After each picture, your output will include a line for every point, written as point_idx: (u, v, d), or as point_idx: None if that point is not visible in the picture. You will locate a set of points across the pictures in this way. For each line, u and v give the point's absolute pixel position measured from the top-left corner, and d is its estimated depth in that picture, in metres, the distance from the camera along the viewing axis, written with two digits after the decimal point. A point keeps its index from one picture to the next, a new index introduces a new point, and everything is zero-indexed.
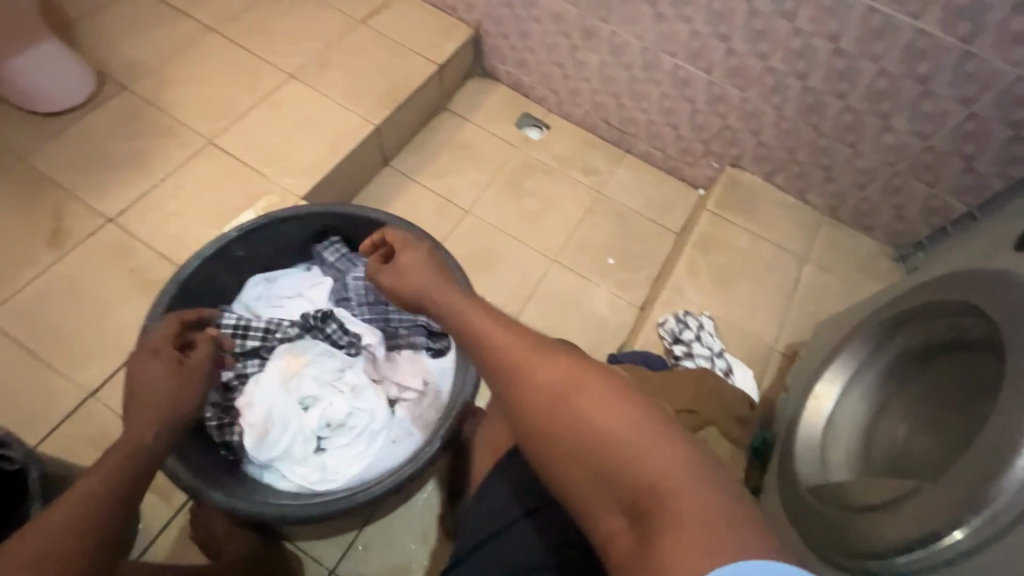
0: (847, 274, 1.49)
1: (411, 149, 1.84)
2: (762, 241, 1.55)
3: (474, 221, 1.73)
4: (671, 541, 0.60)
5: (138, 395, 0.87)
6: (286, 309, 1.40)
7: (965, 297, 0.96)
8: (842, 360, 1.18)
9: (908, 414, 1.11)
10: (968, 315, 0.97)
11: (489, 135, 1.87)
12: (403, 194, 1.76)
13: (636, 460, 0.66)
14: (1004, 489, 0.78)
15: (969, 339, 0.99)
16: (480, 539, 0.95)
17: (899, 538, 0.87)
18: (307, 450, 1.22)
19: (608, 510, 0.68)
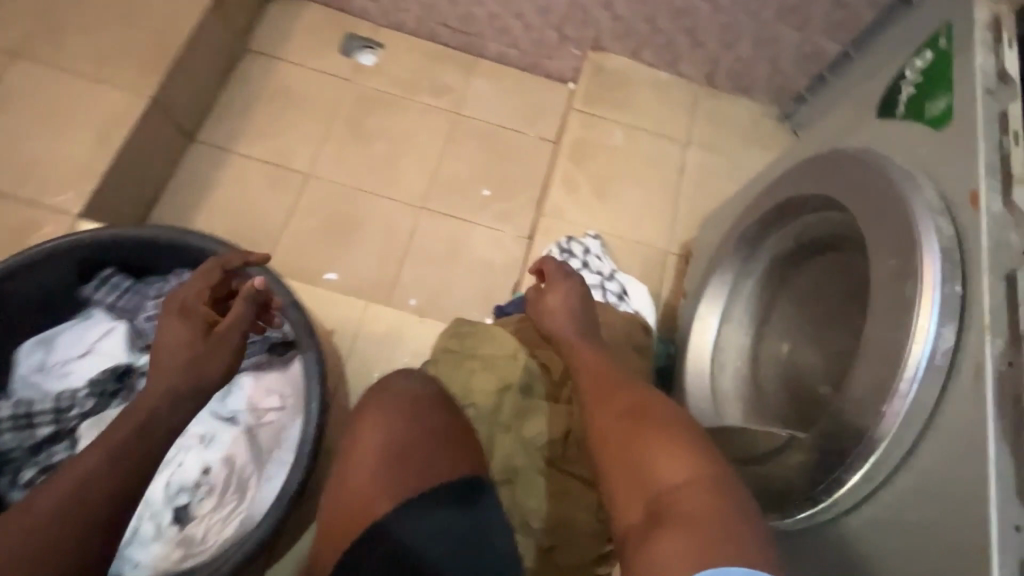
0: (735, 145, 1.39)
1: (217, 112, 1.45)
2: (639, 132, 1.38)
3: (323, 185, 1.42)
4: (672, 544, 0.53)
5: (165, 353, 0.79)
6: (76, 377, 0.92)
7: (822, 190, 0.71)
8: (717, 276, 0.86)
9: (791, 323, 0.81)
10: (833, 212, 0.71)
11: (312, 73, 1.51)
12: (222, 172, 1.40)
13: (660, 466, 0.61)
14: (902, 401, 0.58)
15: (844, 232, 0.71)
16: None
17: (800, 481, 0.67)
18: (158, 525, 0.88)
19: (630, 504, 0.61)
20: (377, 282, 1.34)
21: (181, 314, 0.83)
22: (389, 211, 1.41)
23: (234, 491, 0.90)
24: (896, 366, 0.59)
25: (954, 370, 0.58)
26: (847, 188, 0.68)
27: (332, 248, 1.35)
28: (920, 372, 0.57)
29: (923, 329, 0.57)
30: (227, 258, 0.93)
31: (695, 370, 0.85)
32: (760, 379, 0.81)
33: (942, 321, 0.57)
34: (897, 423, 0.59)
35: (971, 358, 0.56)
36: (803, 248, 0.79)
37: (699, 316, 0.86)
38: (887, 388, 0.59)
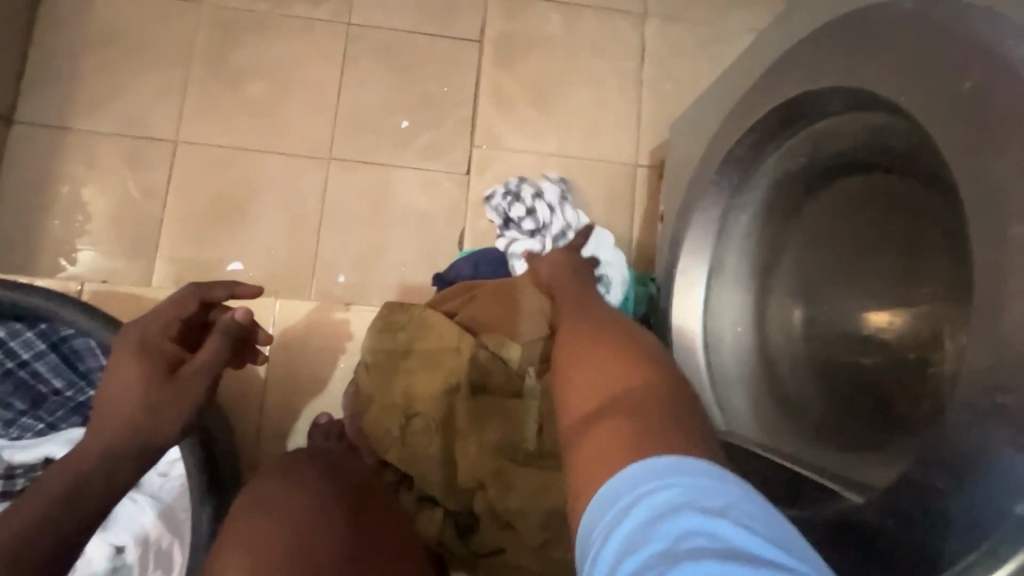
0: (701, 9, 1.09)
1: (36, 77, 1.11)
2: (580, 13, 1.10)
3: (199, 151, 1.12)
4: (608, 436, 0.41)
5: (111, 401, 0.59)
6: None
7: (854, 84, 0.47)
8: (699, 226, 0.64)
9: (809, 280, 0.58)
10: (884, 114, 0.47)
11: (146, 0, 1.15)
12: (64, 156, 1.10)
13: (609, 367, 0.47)
14: None
15: (906, 146, 0.47)
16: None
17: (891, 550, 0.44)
18: None
19: (573, 401, 0.47)
20: (293, 262, 1.09)
21: (136, 355, 0.62)
22: (290, 169, 1.13)
23: (157, 569, 0.73)
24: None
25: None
26: (912, 88, 0.43)
27: (229, 228, 1.10)
28: None
29: None
30: (208, 286, 0.71)
31: (685, 354, 0.64)
32: (771, 354, 0.61)
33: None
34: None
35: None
36: (823, 168, 0.56)
37: (684, 271, 0.65)
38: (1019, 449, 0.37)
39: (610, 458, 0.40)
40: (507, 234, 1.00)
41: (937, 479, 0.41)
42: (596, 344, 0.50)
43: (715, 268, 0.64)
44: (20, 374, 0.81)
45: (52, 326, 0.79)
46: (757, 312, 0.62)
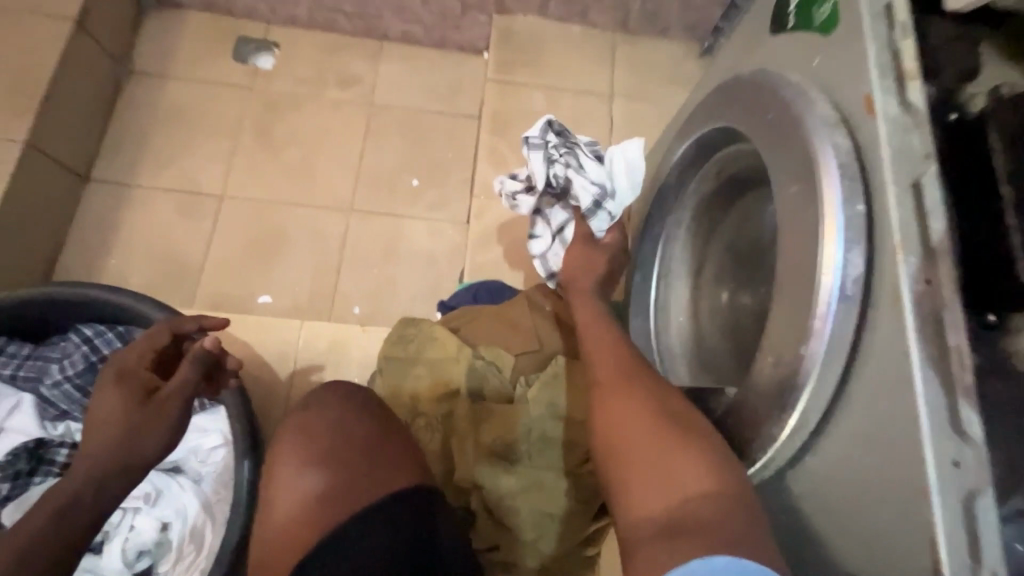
0: (658, 91, 1.34)
1: (110, 146, 1.34)
2: (561, 95, 1.32)
3: (239, 204, 1.33)
4: (688, 539, 0.48)
5: (92, 425, 0.70)
6: None
7: (722, 124, 0.67)
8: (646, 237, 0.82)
9: (727, 271, 0.74)
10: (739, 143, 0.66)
11: (208, 86, 1.41)
12: (127, 209, 1.30)
13: (676, 465, 0.53)
14: (829, 324, 0.50)
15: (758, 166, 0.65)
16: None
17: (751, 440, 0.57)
18: None
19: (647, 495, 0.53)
20: (313, 295, 1.26)
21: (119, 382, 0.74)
22: (314, 219, 1.33)
23: (192, 545, 0.83)
24: (803, 310, 0.52)
25: (870, 298, 0.49)
26: (750, 118, 0.62)
27: (260, 267, 1.28)
28: (832, 298, 0.49)
29: (832, 247, 0.50)
30: (179, 321, 0.85)
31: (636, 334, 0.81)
32: (704, 331, 0.76)
33: (848, 244, 0.49)
34: (814, 368, 0.51)
35: (885, 276, 0.48)
36: (727, 186, 0.73)
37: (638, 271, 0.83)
38: (801, 328, 0.52)
39: (681, 548, 0.47)
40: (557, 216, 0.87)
41: (771, 368, 0.55)
42: (659, 434, 0.56)
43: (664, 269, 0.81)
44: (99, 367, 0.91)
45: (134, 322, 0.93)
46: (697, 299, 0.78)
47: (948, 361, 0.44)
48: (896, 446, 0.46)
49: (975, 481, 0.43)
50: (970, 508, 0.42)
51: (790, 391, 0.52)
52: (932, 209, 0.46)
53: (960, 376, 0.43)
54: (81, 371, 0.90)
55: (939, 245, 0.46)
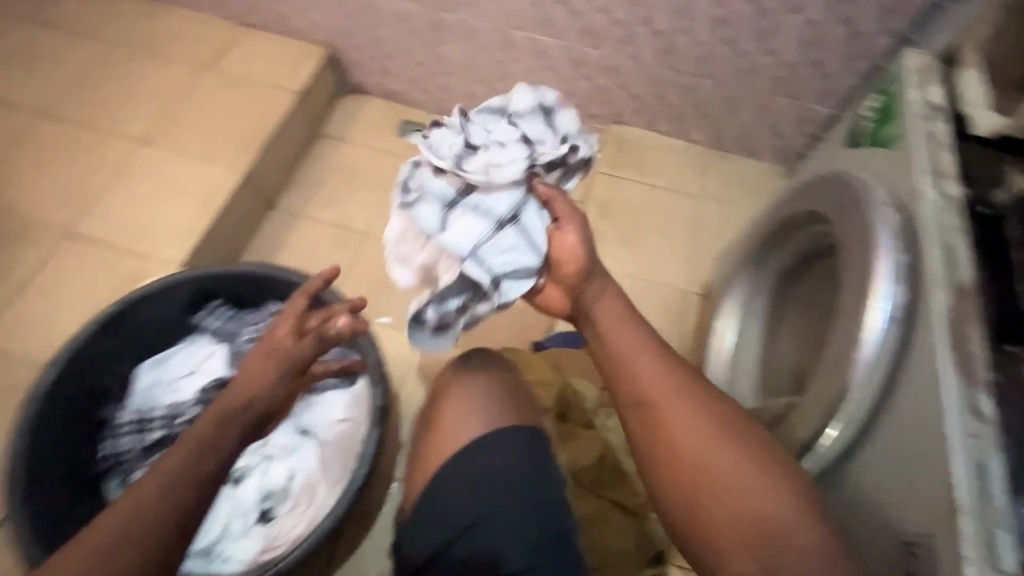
0: (744, 200, 1.54)
1: (293, 186, 1.70)
2: (658, 191, 1.55)
3: (380, 242, 1.62)
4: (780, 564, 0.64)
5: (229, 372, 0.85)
6: (185, 392, 1.08)
7: (804, 209, 0.81)
8: (731, 294, 0.95)
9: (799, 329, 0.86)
10: (810, 225, 0.82)
11: (373, 152, 1.77)
12: (295, 233, 1.63)
13: (767, 507, 0.68)
14: (864, 354, 0.70)
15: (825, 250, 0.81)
16: (427, 558, 0.71)
17: (806, 438, 0.75)
18: (248, 523, 0.99)
19: (724, 525, 0.68)
20: None
21: (267, 356, 0.86)
22: None
23: (308, 495, 1.00)
24: (852, 343, 0.71)
25: (912, 321, 0.68)
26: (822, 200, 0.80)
27: (385, 293, 1.53)
28: (879, 327, 0.69)
29: (878, 308, 0.69)
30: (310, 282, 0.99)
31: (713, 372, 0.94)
32: (769, 378, 0.89)
33: (892, 285, 0.68)
34: (859, 374, 0.70)
35: (926, 305, 0.66)
36: (799, 261, 0.87)
37: (718, 322, 0.95)
38: (852, 344, 0.71)
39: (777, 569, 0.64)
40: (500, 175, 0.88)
41: (831, 374, 0.74)
42: (739, 469, 0.70)
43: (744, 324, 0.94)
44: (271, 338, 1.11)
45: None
46: (768, 352, 0.90)
47: (970, 364, 0.62)
48: (928, 432, 0.64)
49: (988, 449, 0.60)
50: (980, 467, 0.59)
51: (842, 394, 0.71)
52: (960, 261, 0.66)
53: (978, 374, 0.62)
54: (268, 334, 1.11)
55: (967, 283, 0.65)
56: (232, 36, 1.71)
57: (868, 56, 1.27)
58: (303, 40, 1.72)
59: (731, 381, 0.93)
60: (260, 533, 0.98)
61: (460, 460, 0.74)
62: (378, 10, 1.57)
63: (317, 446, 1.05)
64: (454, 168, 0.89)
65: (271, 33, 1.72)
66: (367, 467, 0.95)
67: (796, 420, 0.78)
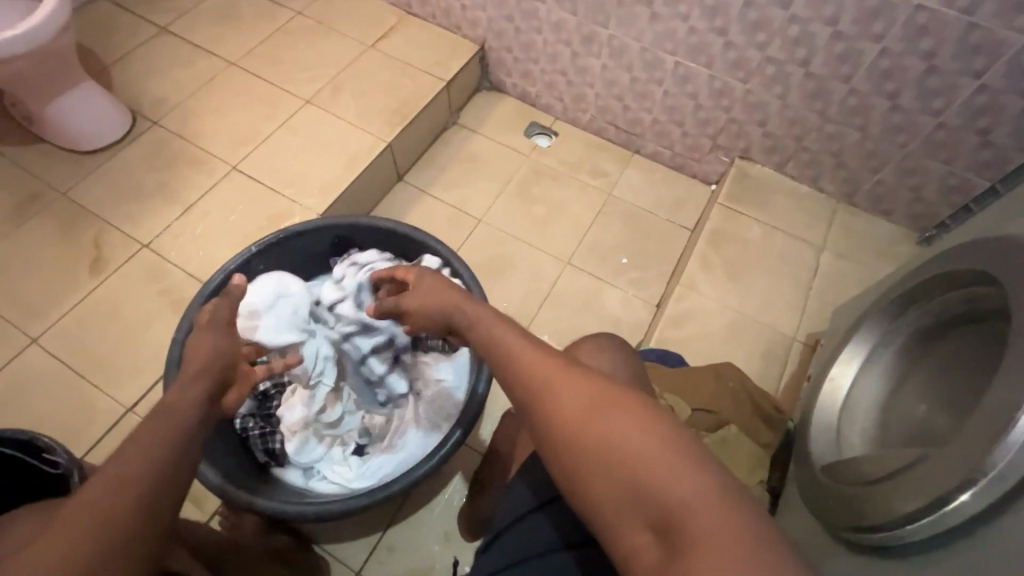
0: (868, 258, 1.48)
1: (422, 164, 1.84)
2: (775, 232, 1.53)
3: (489, 231, 1.71)
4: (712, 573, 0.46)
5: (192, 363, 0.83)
6: None
7: (965, 264, 0.75)
8: (858, 336, 0.90)
9: (930, 387, 0.81)
10: (973, 286, 0.75)
11: (499, 146, 1.88)
12: (416, 207, 1.76)
13: (640, 465, 0.53)
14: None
15: (983, 312, 0.75)
16: (548, 499, 0.81)
17: (914, 505, 0.65)
18: (345, 451, 1.09)
19: (631, 524, 0.53)
20: (517, 312, 1.55)
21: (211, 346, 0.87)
22: (538, 259, 1.66)
23: (398, 439, 1.10)
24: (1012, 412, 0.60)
25: None
26: (990, 257, 0.71)
27: (488, 278, 1.62)
28: None
29: None
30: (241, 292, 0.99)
31: (822, 412, 0.90)
32: (886, 435, 0.83)
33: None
34: (1022, 435, 0.58)
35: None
36: (943, 323, 0.82)
37: (836, 364, 0.91)
38: (1010, 413, 0.60)
39: None
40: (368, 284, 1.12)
41: (970, 439, 0.63)
42: (601, 425, 0.57)
43: (867, 371, 0.89)
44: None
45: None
46: (889, 406, 0.86)
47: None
48: None
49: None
50: None
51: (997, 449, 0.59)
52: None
53: None
54: None
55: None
56: (399, 22, 1.88)
57: None
58: (460, 35, 1.86)
59: (839, 427, 0.88)
60: (353, 461, 1.08)
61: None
62: (536, 17, 1.67)
63: (415, 397, 1.15)
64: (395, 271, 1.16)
65: (433, 24, 1.87)
66: (465, 428, 1.01)
67: (910, 479, 0.67)
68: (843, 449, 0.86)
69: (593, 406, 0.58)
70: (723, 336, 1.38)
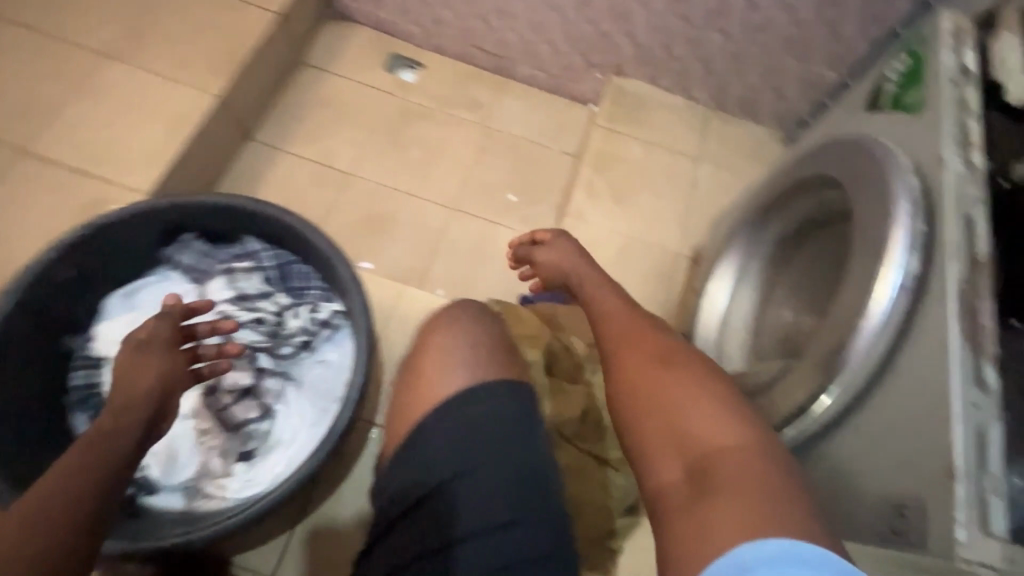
0: (741, 163, 1.52)
1: (272, 117, 1.59)
2: (655, 149, 1.51)
3: (363, 184, 1.55)
4: (721, 506, 0.51)
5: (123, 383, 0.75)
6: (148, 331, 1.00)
7: (817, 170, 0.77)
8: (728, 251, 0.92)
9: (792, 292, 0.85)
10: (826, 190, 0.77)
11: (359, 86, 1.66)
12: (273, 168, 1.54)
13: (699, 415, 0.60)
14: (863, 331, 0.62)
15: (833, 214, 0.77)
16: (399, 514, 0.63)
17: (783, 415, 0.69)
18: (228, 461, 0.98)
19: (667, 460, 0.58)
20: (407, 270, 1.44)
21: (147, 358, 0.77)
22: (421, 208, 1.53)
23: (286, 434, 0.99)
24: (853, 322, 0.64)
25: (919, 298, 0.62)
26: (837, 161, 0.73)
27: (370, 237, 1.47)
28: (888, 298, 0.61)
29: (887, 280, 0.61)
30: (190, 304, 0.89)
31: (702, 329, 0.91)
32: (759, 344, 0.86)
33: (908, 253, 0.61)
34: (867, 343, 0.62)
35: (938, 280, 0.60)
36: (802, 229, 0.85)
37: (711, 282, 0.92)
38: (854, 318, 0.64)
39: (724, 526, 0.50)
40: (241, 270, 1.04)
41: (824, 347, 0.67)
42: (674, 375, 0.63)
43: (739, 285, 0.91)
44: (261, 273, 1.05)
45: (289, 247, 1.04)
46: (759, 316, 0.89)
47: (976, 336, 0.57)
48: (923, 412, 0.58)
49: (986, 417, 0.56)
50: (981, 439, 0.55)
51: (845, 355, 0.63)
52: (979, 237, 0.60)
53: (988, 346, 0.57)
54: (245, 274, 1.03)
55: (984, 261, 0.59)
56: None
57: (883, 20, 1.24)
58: None
59: (718, 343, 0.90)
60: (238, 468, 0.96)
61: (444, 414, 0.64)
62: None
63: (298, 387, 1.02)
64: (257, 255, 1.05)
65: None
66: (352, 413, 0.91)
67: (781, 389, 0.71)
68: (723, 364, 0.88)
69: (663, 362, 0.65)
70: (615, 263, 1.38)
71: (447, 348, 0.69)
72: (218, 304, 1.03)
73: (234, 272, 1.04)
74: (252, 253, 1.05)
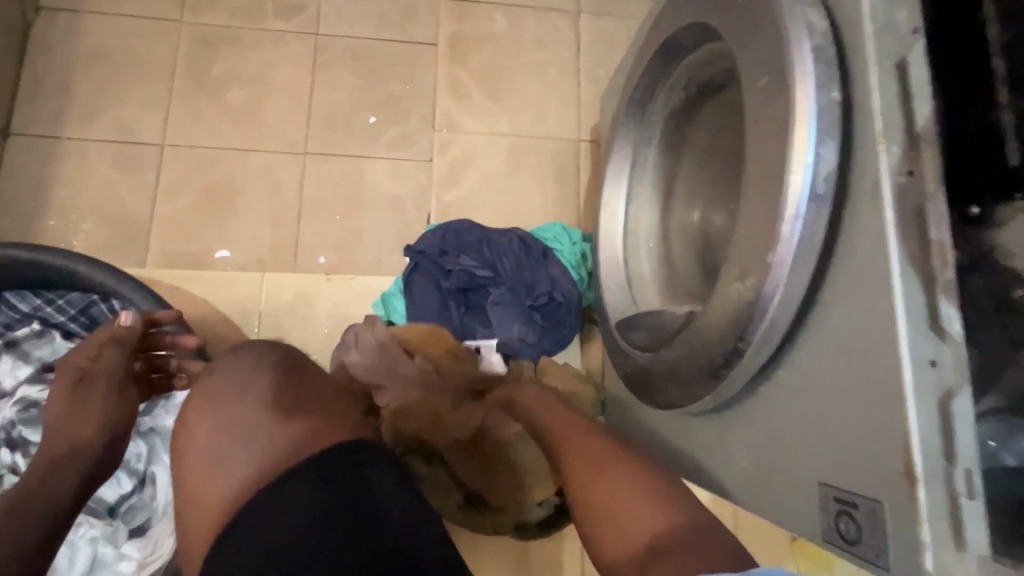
0: (625, 9, 1.27)
1: (31, 94, 1.20)
2: (520, 18, 1.25)
3: (181, 153, 1.20)
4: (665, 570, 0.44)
5: (60, 411, 0.73)
6: None
7: (693, 16, 0.58)
8: (619, 145, 0.75)
9: (694, 185, 0.68)
10: (713, 44, 0.58)
11: (130, 20, 1.25)
12: (56, 164, 1.17)
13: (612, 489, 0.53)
14: (780, 263, 0.44)
15: (726, 72, 0.59)
16: None
17: (694, 374, 0.53)
18: (117, 546, 0.83)
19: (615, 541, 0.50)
20: (269, 246, 1.15)
21: (86, 386, 0.75)
22: (264, 161, 1.20)
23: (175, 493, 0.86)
24: (766, 248, 0.45)
25: (843, 198, 0.44)
26: (714, 9, 0.54)
27: (213, 220, 1.16)
28: (801, 203, 0.43)
29: (799, 176, 0.43)
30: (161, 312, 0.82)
31: (608, 251, 0.75)
32: (672, 256, 0.71)
33: (820, 136, 0.43)
34: (783, 280, 0.44)
35: (866, 176, 0.42)
36: (693, 99, 0.67)
37: (607, 190, 0.76)
38: (762, 236, 0.46)
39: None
40: (25, 335, 0.86)
41: (732, 284, 0.49)
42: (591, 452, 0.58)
43: (636, 186, 0.75)
44: (58, 330, 0.87)
45: (76, 288, 0.86)
46: (666, 221, 0.73)
47: (927, 256, 0.39)
48: (859, 371, 0.42)
49: (952, 380, 0.38)
50: (944, 407, 0.38)
51: (757, 303, 0.45)
52: (918, 90, 0.40)
53: (941, 271, 0.38)
54: (36, 335, 0.86)
55: (925, 130, 0.40)
56: None
57: None
58: None
59: (626, 266, 0.74)
60: (133, 550, 0.82)
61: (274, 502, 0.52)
62: None
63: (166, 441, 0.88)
64: (38, 312, 0.86)
65: None
66: None
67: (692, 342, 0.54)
68: (635, 291, 0.73)
69: (582, 432, 0.63)
70: (506, 172, 1.18)
71: (200, 446, 0.57)
72: (18, 390, 0.82)
73: (18, 345, 0.84)
74: (29, 313, 0.86)
